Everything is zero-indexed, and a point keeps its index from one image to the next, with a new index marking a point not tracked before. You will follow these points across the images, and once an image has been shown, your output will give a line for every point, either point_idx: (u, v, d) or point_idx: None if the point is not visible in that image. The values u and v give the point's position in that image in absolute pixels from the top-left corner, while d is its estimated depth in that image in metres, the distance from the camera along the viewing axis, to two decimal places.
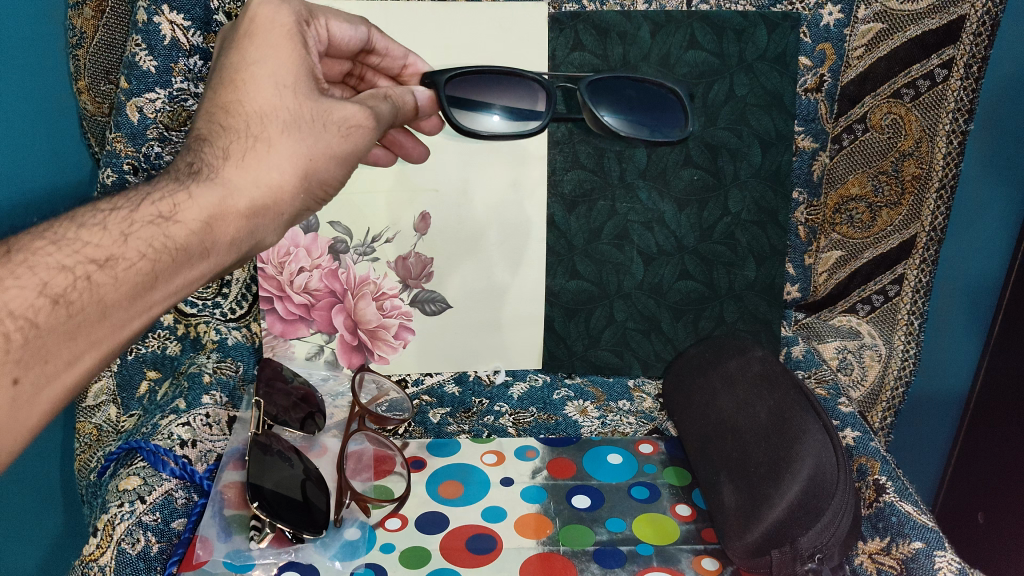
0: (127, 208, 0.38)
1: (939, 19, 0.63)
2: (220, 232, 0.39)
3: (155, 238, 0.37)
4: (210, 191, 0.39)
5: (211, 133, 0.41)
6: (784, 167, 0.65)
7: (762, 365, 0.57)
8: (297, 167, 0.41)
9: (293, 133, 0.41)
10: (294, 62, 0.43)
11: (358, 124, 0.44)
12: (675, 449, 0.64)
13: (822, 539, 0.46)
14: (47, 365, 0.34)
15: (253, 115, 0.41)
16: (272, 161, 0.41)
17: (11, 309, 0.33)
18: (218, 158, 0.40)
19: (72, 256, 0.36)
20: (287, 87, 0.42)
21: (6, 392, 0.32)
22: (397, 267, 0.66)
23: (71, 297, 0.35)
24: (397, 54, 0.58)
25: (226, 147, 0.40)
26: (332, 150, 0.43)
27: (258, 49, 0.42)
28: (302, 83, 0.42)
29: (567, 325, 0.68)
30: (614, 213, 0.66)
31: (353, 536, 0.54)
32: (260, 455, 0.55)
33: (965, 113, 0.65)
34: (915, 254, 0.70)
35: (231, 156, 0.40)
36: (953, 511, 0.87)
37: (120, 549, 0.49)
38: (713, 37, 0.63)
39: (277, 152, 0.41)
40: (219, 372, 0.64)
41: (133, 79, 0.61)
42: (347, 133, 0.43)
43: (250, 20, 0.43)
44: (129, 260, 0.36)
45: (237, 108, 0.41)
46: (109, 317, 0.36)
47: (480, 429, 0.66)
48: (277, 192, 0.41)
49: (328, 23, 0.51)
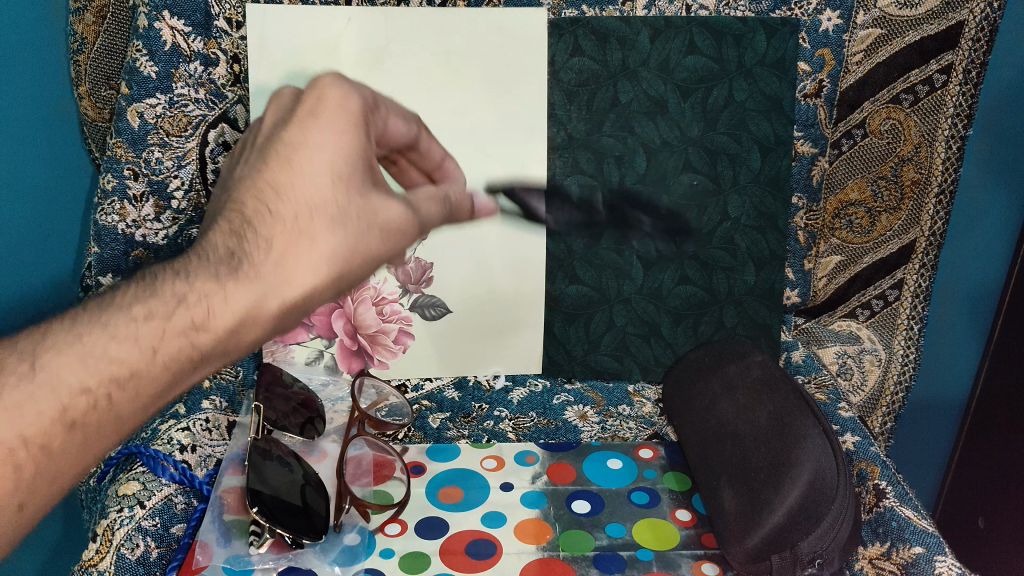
0: (160, 316, 0.41)
1: (939, 25, 0.63)
2: (240, 337, 0.43)
3: (182, 349, 0.41)
4: (244, 294, 0.42)
5: (258, 218, 0.43)
6: (784, 172, 0.65)
7: (763, 370, 0.57)
8: (332, 265, 0.44)
9: (339, 228, 0.44)
10: (353, 145, 0.45)
11: (399, 230, 0.48)
12: (675, 454, 0.64)
13: (822, 544, 0.47)
14: (53, 464, 0.39)
15: (301, 209, 0.43)
16: (311, 260, 0.43)
17: (26, 438, 0.38)
18: (260, 251, 0.43)
19: (95, 376, 0.39)
20: (341, 179, 0.44)
21: (9, 516, 0.38)
22: (396, 271, 0.65)
23: (87, 420, 0.40)
24: (437, 155, 0.62)
25: (269, 236, 0.43)
26: (362, 252, 0.46)
27: (322, 131, 0.45)
28: (355, 175, 0.45)
29: (567, 329, 0.68)
30: (614, 218, 0.66)
31: (352, 542, 0.54)
32: (260, 460, 0.55)
33: (965, 119, 0.66)
34: (914, 259, 0.70)
35: (274, 248, 0.43)
36: (953, 515, 0.87)
37: (119, 555, 0.49)
38: (712, 43, 0.63)
39: (319, 246, 0.44)
40: (219, 376, 0.63)
41: (134, 84, 0.61)
42: (388, 236, 0.47)
43: (319, 102, 0.46)
44: (151, 376, 0.41)
45: (289, 194, 0.43)
46: (123, 429, 0.41)
47: (479, 434, 0.67)
48: (306, 297, 0.44)
49: (387, 114, 0.56)
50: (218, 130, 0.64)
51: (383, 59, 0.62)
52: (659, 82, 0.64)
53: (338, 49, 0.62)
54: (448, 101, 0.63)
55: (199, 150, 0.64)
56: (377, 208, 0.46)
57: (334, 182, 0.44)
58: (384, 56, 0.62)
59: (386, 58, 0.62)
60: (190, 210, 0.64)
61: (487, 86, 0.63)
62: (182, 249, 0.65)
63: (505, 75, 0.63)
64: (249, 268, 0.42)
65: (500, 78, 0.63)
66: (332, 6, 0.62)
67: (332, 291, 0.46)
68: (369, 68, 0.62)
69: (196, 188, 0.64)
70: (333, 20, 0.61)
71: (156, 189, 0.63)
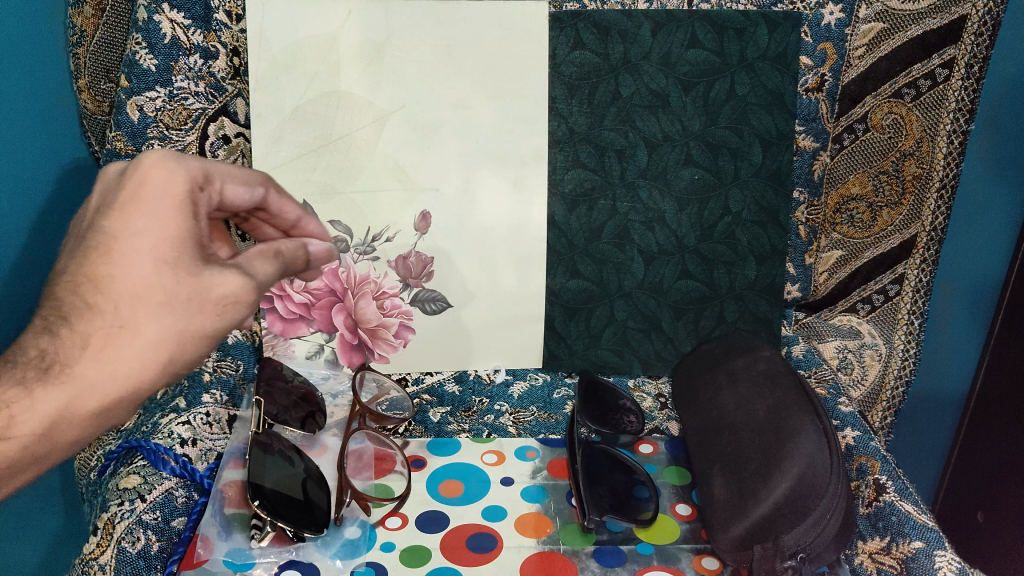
0: None
1: (941, 19, 0.63)
2: (65, 427, 0.38)
3: None
4: (57, 393, 0.37)
5: (71, 311, 0.37)
6: (785, 167, 0.65)
7: (768, 364, 0.57)
8: (160, 355, 0.38)
9: (167, 315, 0.38)
10: (179, 233, 0.38)
11: (237, 300, 0.40)
12: (676, 449, 0.64)
13: (805, 538, 0.47)
14: None
15: (121, 300, 0.37)
16: (136, 350, 0.38)
17: None
18: (75, 349, 0.37)
19: None
20: (168, 262, 0.38)
21: None
22: (397, 265, 0.66)
23: None
24: (292, 214, 0.48)
25: (86, 335, 0.37)
26: (203, 330, 0.39)
27: (143, 217, 0.38)
28: (184, 258, 0.38)
29: (567, 324, 0.68)
30: (615, 212, 0.66)
31: (353, 535, 0.54)
32: (261, 454, 0.55)
33: (966, 114, 0.65)
34: (915, 254, 0.70)
35: (90, 347, 0.37)
36: (952, 509, 0.87)
37: (120, 548, 0.49)
38: (714, 36, 0.63)
39: (143, 337, 0.38)
40: (219, 370, 0.64)
41: (133, 77, 0.61)
42: (224, 311, 0.39)
43: (140, 182, 0.39)
44: None
45: (108, 284, 0.37)
46: None
47: (480, 429, 0.66)
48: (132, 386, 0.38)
49: (223, 186, 0.43)
50: (218, 123, 0.64)
51: (384, 52, 0.62)
52: (660, 76, 0.63)
53: (338, 42, 0.62)
54: (449, 94, 0.63)
55: (199, 144, 0.63)
56: (209, 284, 0.39)
57: (158, 269, 0.37)
58: (385, 49, 0.62)
59: (387, 51, 0.62)
60: None
61: (488, 80, 0.63)
62: None
63: (505, 69, 0.63)
64: (62, 368, 0.37)
65: (500, 71, 0.63)
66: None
67: (162, 380, 0.39)
68: (369, 61, 0.62)
69: None
70: (334, 12, 0.61)
71: None
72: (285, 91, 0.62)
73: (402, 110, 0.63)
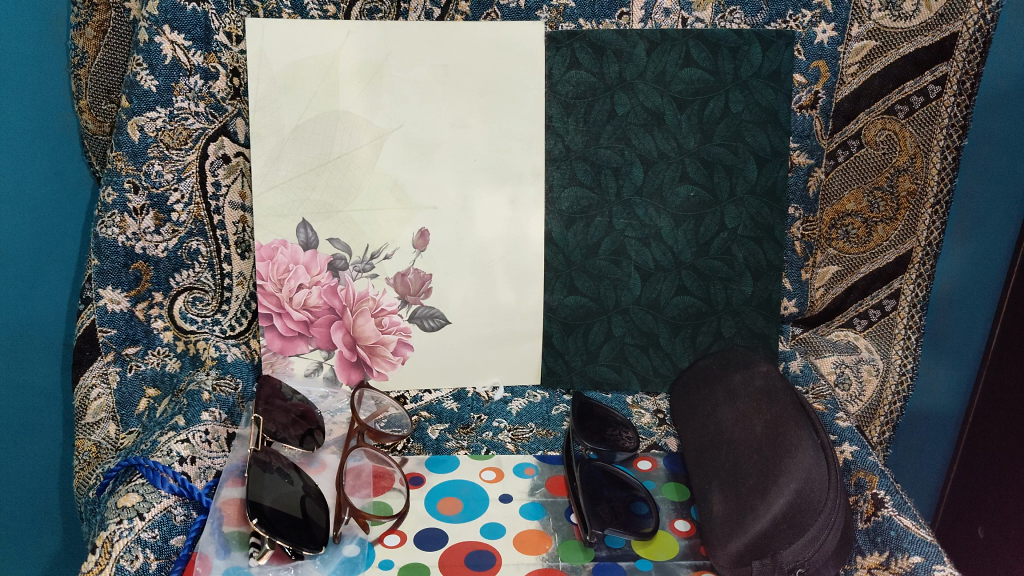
0: None
1: (933, 37, 0.63)
2: None
3: None
4: None
5: None
6: (780, 183, 0.66)
7: (765, 379, 0.56)
8: None
9: None
10: None
11: None
12: (675, 465, 0.65)
13: (804, 554, 0.46)
14: None
15: None
16: None
17: None
18: None
19: None
20: None
21: None
22: (396, 282, 0.66)
23: None
24: None
25: None
26: None
27: None
28: None
29: (566, 340, 0.68)
30: (612, 229, 0.67)
31: (352, 553, 0.55)
32: (260, 472, 0.54)
33: (959, 129, 0.65)
34: (911, 268, 0.69)
35: None
36: (953, 525, 0.86)
37: (119, 566, 0.49)
38: (708, 55, 0.64)
39: None
40: (218, 389, 0.64)
41: (133, 98, 0.62)
42: None
43: None
44: None
45: None
46: None
47: (479, 445, 0.67)
48: None
49: None
50: (218, 143, 0.64)
51: (382, 72, 0.62)
52: (656, 94, 0.64)
53: (337, 62, 0.62)
54: (448, 113, 0.63)
55: (199, 164, 0.64)
56: None
57: None
58: (383, 68, 0.62)
59: (385, 71, 0.62)
60: (190, 223, 0.65)
61: (486, 98, 0.63)
62: (183, 261, 0.66)
63: (503, 87, 0.63)
64: None
65: (498, 91, 0.63)
66: (331, 20, 0.62)
67: None
68: (368, 80, 0.62)
69: (196, 201, 0.65)
70: (332, 33, 0.62)
71: (156, 202, 0.64)
72: (284, 111, 0.63)
73: (401, 129, 0.63)
